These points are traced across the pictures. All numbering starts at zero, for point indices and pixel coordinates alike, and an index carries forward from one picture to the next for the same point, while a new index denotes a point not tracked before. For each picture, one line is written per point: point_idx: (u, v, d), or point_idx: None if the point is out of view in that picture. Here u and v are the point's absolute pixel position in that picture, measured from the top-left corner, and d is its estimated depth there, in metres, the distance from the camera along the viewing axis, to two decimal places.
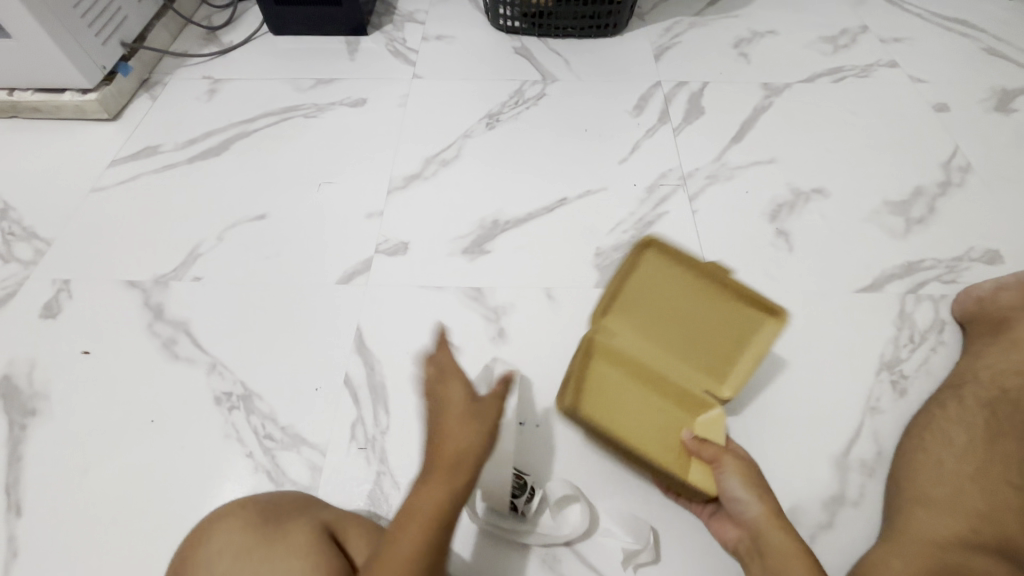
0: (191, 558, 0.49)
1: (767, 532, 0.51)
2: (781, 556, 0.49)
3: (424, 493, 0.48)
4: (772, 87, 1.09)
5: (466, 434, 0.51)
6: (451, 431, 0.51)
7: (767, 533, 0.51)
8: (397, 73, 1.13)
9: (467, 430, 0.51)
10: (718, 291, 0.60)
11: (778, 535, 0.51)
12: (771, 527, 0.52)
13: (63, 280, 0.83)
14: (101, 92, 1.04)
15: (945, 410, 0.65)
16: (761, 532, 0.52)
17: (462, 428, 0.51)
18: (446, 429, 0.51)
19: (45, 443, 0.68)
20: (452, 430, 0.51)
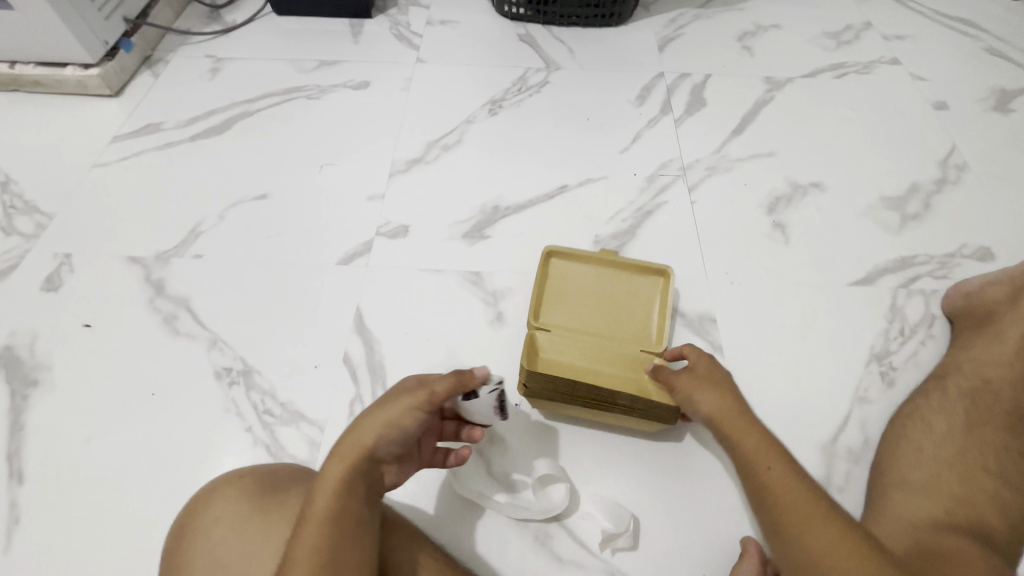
0: (189, 524, 0.50)
1: (728, 420, 0.55)
2: (738, 440, 0.53)
3: (328, 474, 0.48)
4: (774, 81, 1.10)
5: (385, 420, 0.50)
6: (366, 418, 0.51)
7: (725, 421, 0.55)
8: (400, 56, 1.13)
9: (379, 413, 0.50)
10: (611, 271, 0.75)
11: (739, 423, 0.54)
12: (728, 416, 0.55)
13: (64, 254, 0.84)
14: (103, 68, 1.03)
15: (930, 400, 0.67)
16: (721, 419, 0.55)
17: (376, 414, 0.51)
18: (367, 413, 0.51)
19: (47, 413, 0.69)
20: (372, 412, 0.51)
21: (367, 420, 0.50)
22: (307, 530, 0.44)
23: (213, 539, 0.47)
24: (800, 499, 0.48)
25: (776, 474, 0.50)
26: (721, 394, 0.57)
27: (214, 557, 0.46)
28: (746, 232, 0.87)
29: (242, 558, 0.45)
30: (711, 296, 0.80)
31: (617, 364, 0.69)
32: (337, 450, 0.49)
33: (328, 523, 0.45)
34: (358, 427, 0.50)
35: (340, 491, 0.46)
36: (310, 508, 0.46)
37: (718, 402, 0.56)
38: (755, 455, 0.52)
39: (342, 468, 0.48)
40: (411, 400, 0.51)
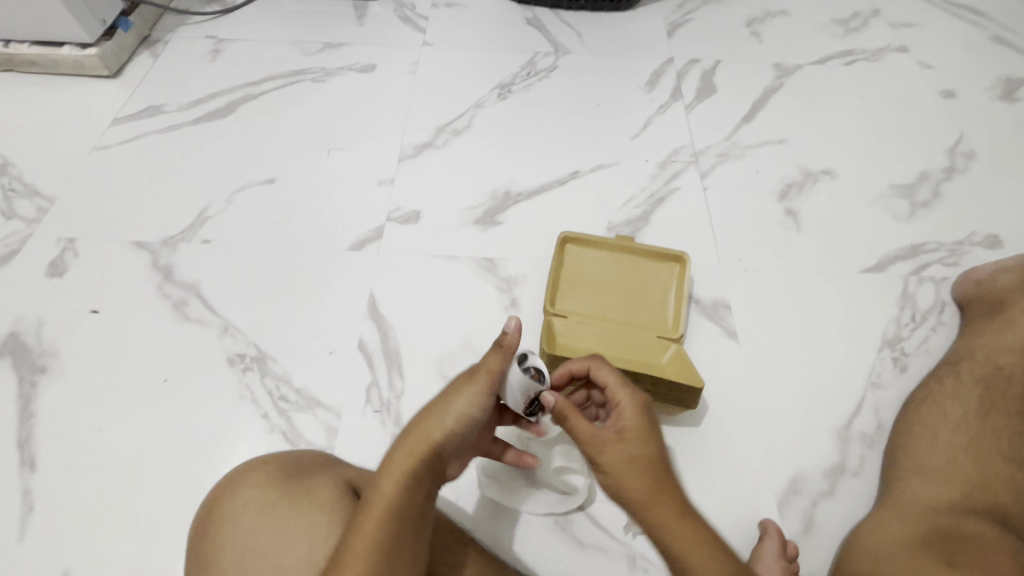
0: (216, 510, 0.49)
1: (629, 442, 0.48)
2: (626, 469, 0.46)
3: (392, 461, 0.46)
4: (783, 68, 1.09)
5: (453, 412, 0.49)
6: (433, 407, 0.49)
7: (622, 442, 0.48)
8: (406, 39, 1.11)
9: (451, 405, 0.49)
10: (627, 257, 0.75)
11: (638, 446, 0.48)
12: (631, 436, 0.48)
13: (68, 239, 0.82)
14: (101, 48, 1.00)
15: (943, 385, 0.68)
16: (622, 440, 0.48)
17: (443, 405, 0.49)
18: (434, 403, 0.50)
19: (57, 400, 0.68)
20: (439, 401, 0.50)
21: (433, 410, 0.49)
22: (370, 518, 0.43)
23: (243, 525, 0.47)
24: (692, 539, 0.43)
25: (669, 509, 0.44)
26: (633, 409, 0.50)
27: (245, 544, 0.46)
28: (758, 219, 0.87)
29: (275, 544, 0.45)
30: (725, 283, 0.80)
31: (634, 350, 0.68)
32: (402, 437, 0.48)
33: (392, 513, 0.43)
34: (426, 416, 0.49)
35: (406, 483, 0.45)
36: (373, 496, 0.44)
37: (628, 419, 0.49)
38: (644, 488, 0.45)
39: (409, 458, 0.46)
40: (472, 391, 0.50)
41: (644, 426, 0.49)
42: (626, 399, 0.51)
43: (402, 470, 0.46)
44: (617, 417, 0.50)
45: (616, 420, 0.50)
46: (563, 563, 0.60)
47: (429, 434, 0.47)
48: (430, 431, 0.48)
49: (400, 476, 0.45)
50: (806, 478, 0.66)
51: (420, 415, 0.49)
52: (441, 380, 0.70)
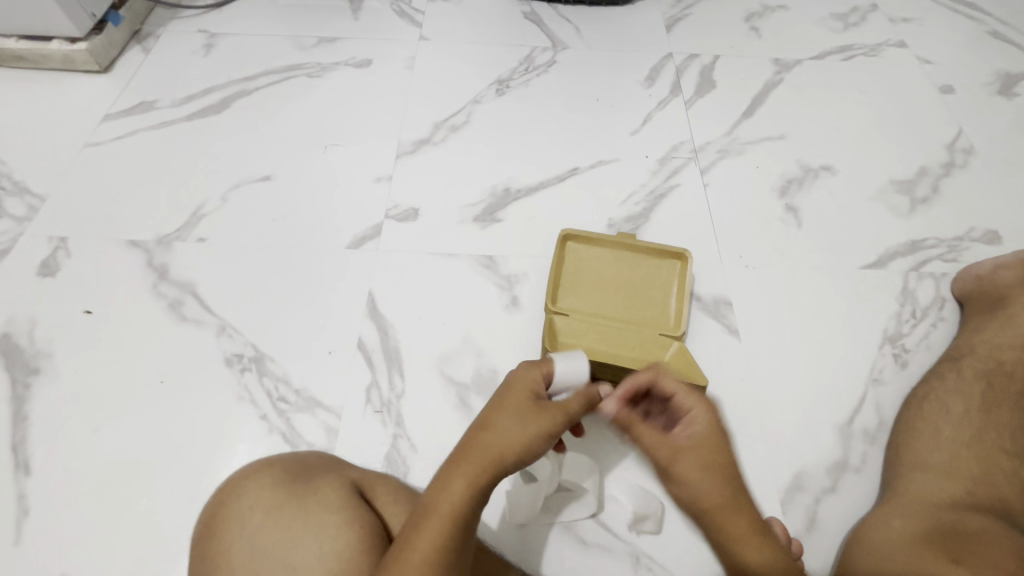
0: (219, 513, 0.48)
1: (699, 454, 0.49)
2: (703, 479, 0.48)
3: (461, 471, 0.43)
4: (783, 63, 1.09)
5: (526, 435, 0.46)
6: (505, 417, 0.47)
7: (695, 452, 0.49)
8: (402, 34, 1.09)
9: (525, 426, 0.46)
10: (628, 254, 0.75)
11: (713, 454, 0.49)
12: (704, 443, 0.50)
13: (60, 238, 0.80)
14: (90, 42, 0.98)
15: (944, 381, 0.68)
16: (694, 450, 0.49)
17: (520, 421, 0.46)
18: (506, 415, 0.47)
19: (51, 403, 0.67)
20: (510, 410, 0.47)
21: (506, 425, 0.46)
22: (433, 531, 0.41)
23: (250, 526, 0.46)
24: (762, 550, 0.45)
25: (745, 518, 0.46)
26: (707, 417, 0.51)
27: (253, 544, 0.45)
28: (759, 215, 0.87)
29: (286, 543, 0.44)
30: (727, 280, 0.80)
31: (637, 348, 0.68)
32: (470, 445, 0.45)
33: (452, 526, 0.41)
34: (500, 428, 0.46)
35: (470, 498, 0.42)
36: (435, 505, 0.42)
37: (701, 426, 0.51)
38: (716, 497, 0.47)
39: (476, 471, 0.43)
40: (552, 419, 0.47)
41: (715, 433, 0.50)
42: (704, 409, 0.52)
43: (469, 483, 0.43)
44: (688, 426, 0.51)
45: (687, 427, 0.51)
46: (567, 564, 0.60)
47: (500, 452, 0.44)
48: (503, 449, 0.45)
49: (465, 489, 0.42)
50: (808, 476, 0.66)
51: (489, 420, 0.46)
52: (442, 380, 0.70)
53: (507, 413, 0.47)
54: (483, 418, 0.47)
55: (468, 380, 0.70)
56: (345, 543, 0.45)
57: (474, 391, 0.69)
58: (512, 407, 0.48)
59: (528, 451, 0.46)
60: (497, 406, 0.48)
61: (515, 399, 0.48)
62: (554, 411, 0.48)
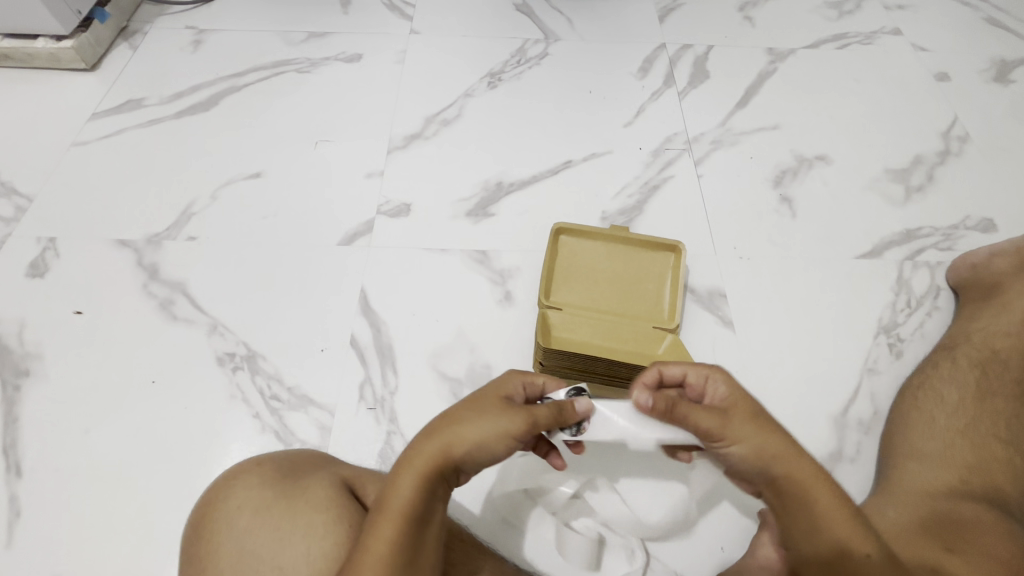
0: (209, 513, 0.48)
1: (739, 409, 0.45)
2: (759, 435, 0.44)
3: (413, 468, 0.43)
4: (777, 53, 1.08)
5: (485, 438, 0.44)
6: (468, 412, 0.45)
7: (736, 412, 0.45)
8: (392, 27, 1.08)
9: (485, 430, 0.44)
10: (622, 247, 0.74)
11: (751, 406, 0.45)
12: (746, 397, 0.46)
13: (49, 238, 0.80)
14: (77, 39, 0.97)
15: (939, 369, 0.68)
16: (736, 410, 0.45)
17: (479, 418, 0.45)
18: (465, 412, 0.45)
19: (43, 404, 0.67)
20: (474, 406, 0.46)
21: (465, 424, 0.44)
22: (385, 531, 0.40)
23: (239, 527, 0.46)
24: (834, 506, 0.42)
25: (811, 469, 0.43)
26: (727, 377, 0.47)
27: (241, 545, 0.45)
28: (753, 206, 0.87)
29: (273, 544, 0.44)
30: (721, 271, 0.79)
31: (631, 341, 0.68)
32: (423, 440, 0.44)
33: (404, 524, 0.41)
34: (455, 423, 0.45)
35: (421, 494, 0.42)
36: (389, 504, 0.42)
37: (725, 387, 0.47)
38: (775, 449, 0.43)
39: (426, 466, 0.43)
40: (510, 424, 0.45)
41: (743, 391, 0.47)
42: (720, 371, 0.48)
43: (419, 481, 0.42)
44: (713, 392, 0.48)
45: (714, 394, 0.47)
46: (562, 559, 0.60)
47: (450, 448, 0.44)
48: (454, 445, 0.44)
49: (416, 485, 0.42)
50: None
51: (448, 414, 0.46)
52: (436, 376, 0.69)
53: (468, 410, 0.46)
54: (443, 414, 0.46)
55: (462, 376, 0.69)
56: (332, 543, 0.44)
57: (467, 386, 0.69)
58: (476, 403, 0.46)
59: (487, 449, 0.44)
60: (465, 403, 0.47)
61: (484, 400, 0.47)
62: (522, 414, 0.45)
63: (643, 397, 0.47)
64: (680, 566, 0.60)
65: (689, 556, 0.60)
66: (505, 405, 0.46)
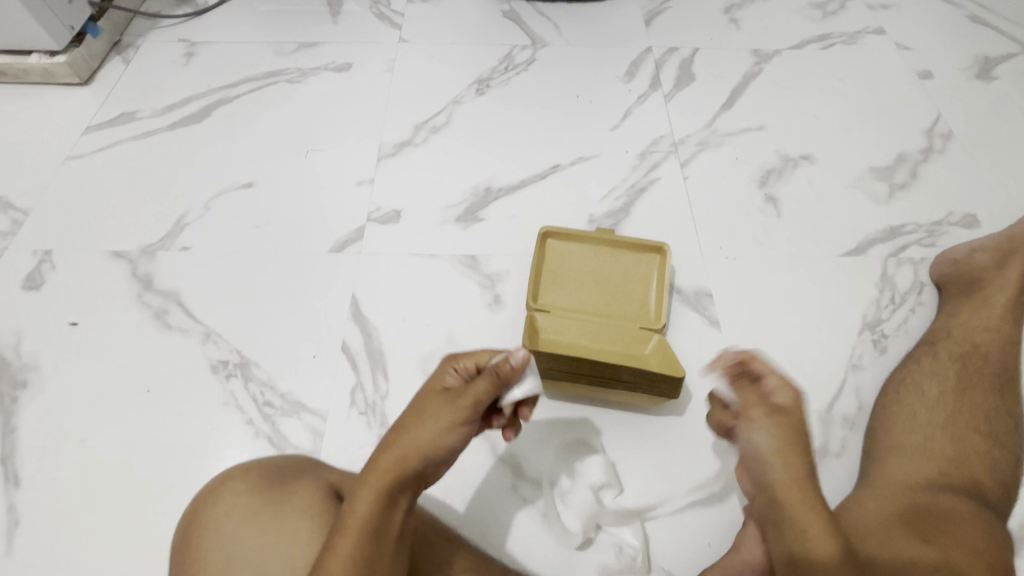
0: (198, 520, 0.49)
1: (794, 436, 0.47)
2: (797, 459, 0.46)
3: (369, 482, 0.45)
4: (762, 54, 1.09)
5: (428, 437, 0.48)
6: (411, 423, 0.49)
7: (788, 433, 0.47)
8: (382, 37, 1.09)
9: (428, 429, 0.48)
10: (608, 250, 0.75)
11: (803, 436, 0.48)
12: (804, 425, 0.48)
13: (44, 251, 0.81)
14: (70, 54, 0.99)
15: (920, 364, 0.69)
16: (789, 434, 0.47)
17: (421, 424, 0.49)
18: (408, 419, 0.49)
19: (39, 414, 0.68)
20: (413, 416, 0.50)
21: (415, 430, 0.48)
22: (343, 540, 0.42)
23: (226, 533, 0.47)
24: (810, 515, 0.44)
25: (798, 484, 0.45)
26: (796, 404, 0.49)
27: (229, 551, 0.46)
28: (739, 206, 0.88)
29: (261, 550, 0.45)
30: (707, 271, 0.81)
31: (618, 342, 0.69)
32: (377, 457, 0.47)
33: (364, 534, 0.42)
34: (402, 433, 0.48)
35: (376, 499, 0.44)
36: (347, 519, 0.43)
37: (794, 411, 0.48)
38: (789, 479, 0.46)
39: (378, 476, 0.45)
40: (449, 420, 0.49)
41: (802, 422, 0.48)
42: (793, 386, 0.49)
43: (373, 491, 0.44)
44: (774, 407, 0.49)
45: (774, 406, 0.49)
46: (548, 558, 0.61)
47: (397, 458, 0.46)
48: (398, 455, 0.47)
49: (373, 498, 0.44)
50: None
51: (395, 429, 0.49)
52: (426, 380, 0.70)
53: (412, 419, 0.49)
54: (392, 430, 0.50)
55: None
56: (318, 548, 0.45)
57: None
58: (416, 412, 0.50)
59: (435, 448, 0.48)
60: (406, 415, 0.50)
61: (424, 407, 0.50)
62: (450, 410, 0.49)
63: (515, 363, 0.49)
64: (667, 561, 0.61)
65: (672, 552, 0.62)
66: (443, 396, 0.50)
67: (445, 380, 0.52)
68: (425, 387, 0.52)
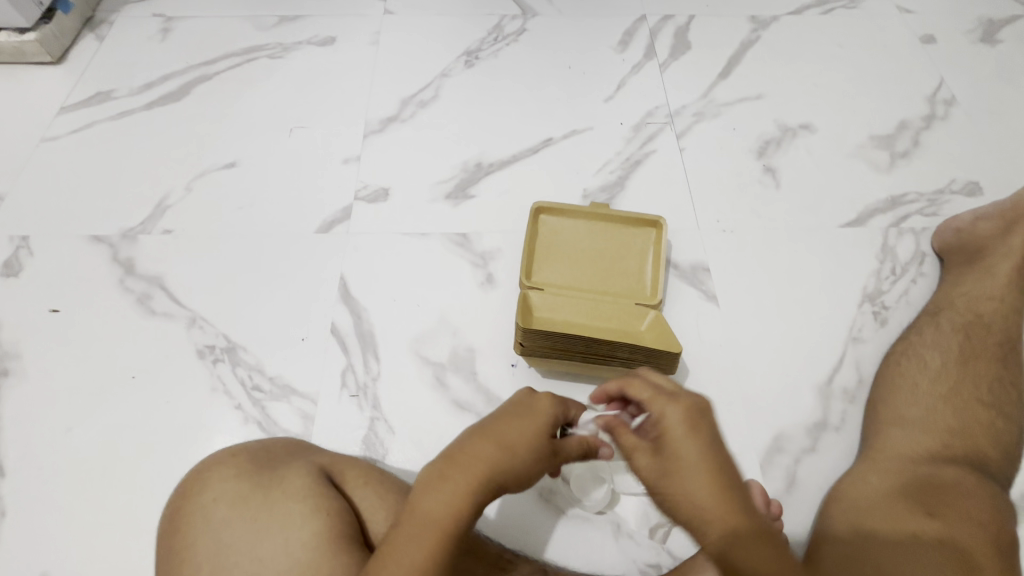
0: (184, 507, 0.48)
1: (667, 449, 0.41)
2: (677, 480, 0.40)
3: (467, 482, 0.41)
4: (759, 20, 1.05)
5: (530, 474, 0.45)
6: (523, 439, 0.45)
7: (659, 449, 0.41)
8: (366, 8, 1.05)
9: (535, 458, 0.45)
10: (602, 224, 0.73)
11: (694, 446, 0.40)
12: (684, 430, 0.41)
13: (22, 236, 0.78)
14: (41, 31, 0.95)
15: (922, 336, 0.68)
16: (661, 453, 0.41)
17: (532, 450, 0.45)
18: (522, 436, 0.45)
19: (22, 403, 0.66)
20: (524, 430, 0.45)
21: (522, 452, 0.44)
22: (432, 542, 0.39)
23: (214, 521, 0.45)
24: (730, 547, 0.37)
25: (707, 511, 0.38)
26: (675, 418, 0.42)
27: (217, 537, 0.45)
28: (736, 178, 0.85)
29: (250, 536, 0.44)
30: (704, 245, 0.79)
31: (614, 319, 0.67)
32: (479, 458, 0.42)
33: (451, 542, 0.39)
34: (511, 445, 0.44)
35: (475, 507, 0.41)
36: (437, 516, 0.40)
37: (672, 418, 0.42)
38: (681, 489, 0.39)
39: (473, 483, 0.41)
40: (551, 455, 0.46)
41: (690, 429, 0.41)
42: (666, 403, 0.43)
43: (471, 496, 0.41)
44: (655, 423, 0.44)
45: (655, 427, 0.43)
46: (547, 536, 0.61)
47: (494, 470, 0.42)
48: (494, 469, 0.42)
49: (466, 503, 0.40)
50: (788, 436, 0.66)
51: (490, 431, 0.45)
52: (419, 361, 0.69)
53: (524, 438, 0.45)
54: (480, 429, 0.45)
55: (445, 360, 0.69)
56: (310, 533, 0.44)
57: (451, 369, 0.68)
58: (523, 421, 0.46)
59: (528, 480, 0.45)
60: (508, 422, 0.46)
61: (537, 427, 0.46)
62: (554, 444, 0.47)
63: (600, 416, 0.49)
64: (668, 539, 0.61)
65: (673, 531, 0.61)
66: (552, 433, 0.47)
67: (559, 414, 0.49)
68: (532, 399, 0.48)
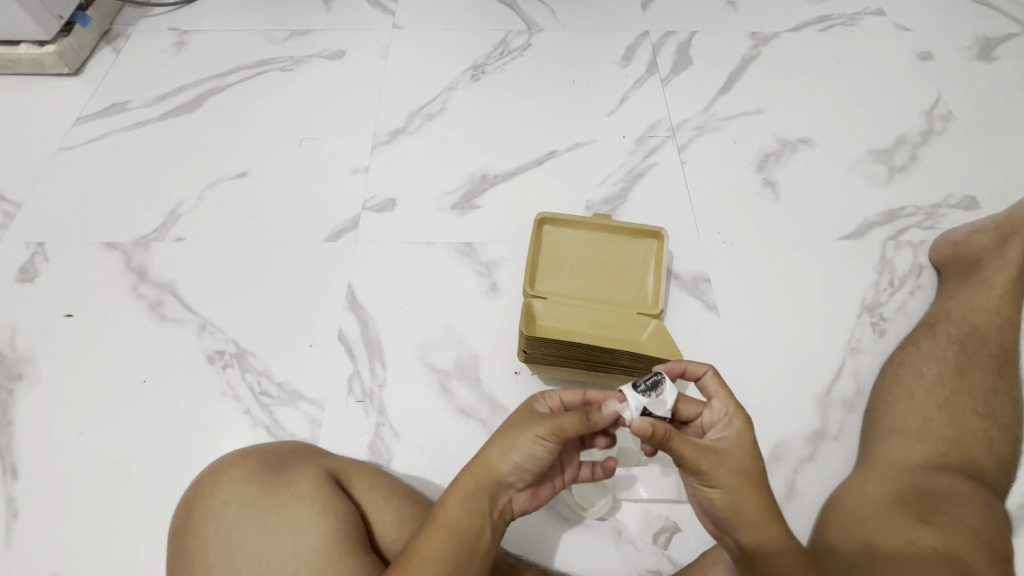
0: (196, 508, 0.49)
1: (738, 454, 0.45)
2: (741, 483, 0.44)
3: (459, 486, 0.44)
4: (759, 37, 1.08)
5: (513, 451, 0.45)
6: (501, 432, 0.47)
7: (731, 454, 0.44)
8: (376, 23, 1.08)
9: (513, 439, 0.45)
10: (604, 235, 0.75)
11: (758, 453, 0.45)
12: (757, 441, 0.46)
13: (38, 243, 0.80)
14: (59, 44, 0.97)
15: (919, 347, 0.69)
16: (733, 453, 0.45)
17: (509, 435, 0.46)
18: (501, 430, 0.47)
19: (36, 406, 0.68)
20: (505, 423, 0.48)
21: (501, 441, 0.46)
22: (428, 536, 0.42)
23: (225, 521, 0.47)
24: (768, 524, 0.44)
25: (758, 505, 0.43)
26: (748, 425, 0.46)
27: (228, 539, 0.46)
28: (737, 191, 0.87)
29: (260, 537, 0.45)
30: (705, 256, 0.80)
31: (616, 328, 0.68)
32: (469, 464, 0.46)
33: (451, 538, 0.42)
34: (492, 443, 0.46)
35: (469, 506, 0.43)
36: (434, 516, 0.43)
37: (744, 431, 0.46)
38: (744, 491, 0.44)
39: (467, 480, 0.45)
40: (541, 431, 0.44)
41: (759, 441, 0.45)
42: (743, 411, 0.46)
43: (464, 497, 0.44)
44: (720, 432, 0.46)
45: (722, 428, 0.46)
46: (549, 541, 0.62)
47: (489, 468, 0.45)
48: (492, 467, 0.45)
49: (461, 502, 0.43)
50: (788, 445, 0.67)
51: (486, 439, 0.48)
52: (424, 368, 0.70)
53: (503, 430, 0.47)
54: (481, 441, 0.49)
55: (450, 367, 0.70)
56: (317, 534, 0.45)
57: (455, 376, 0.70)
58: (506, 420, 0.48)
59: (517, 460, 0.45)
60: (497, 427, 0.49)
61: (512, 418, 0.48)
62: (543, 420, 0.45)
63: (641, 424, 0.43)
64: (670, 547, 0.62)
65: (675, 536, 0.62)
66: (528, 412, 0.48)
67: (538, 404, 0.49)
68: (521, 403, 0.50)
